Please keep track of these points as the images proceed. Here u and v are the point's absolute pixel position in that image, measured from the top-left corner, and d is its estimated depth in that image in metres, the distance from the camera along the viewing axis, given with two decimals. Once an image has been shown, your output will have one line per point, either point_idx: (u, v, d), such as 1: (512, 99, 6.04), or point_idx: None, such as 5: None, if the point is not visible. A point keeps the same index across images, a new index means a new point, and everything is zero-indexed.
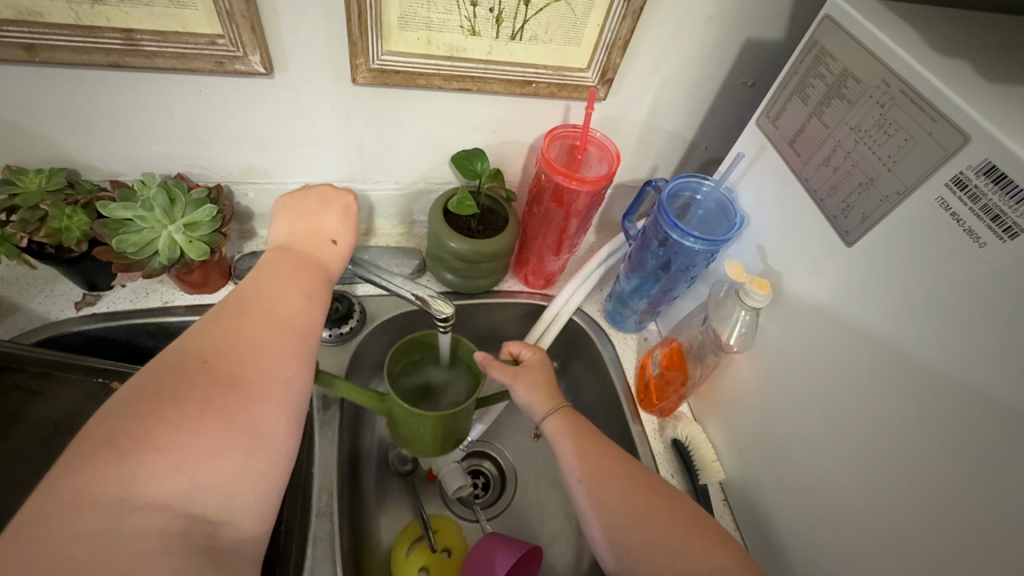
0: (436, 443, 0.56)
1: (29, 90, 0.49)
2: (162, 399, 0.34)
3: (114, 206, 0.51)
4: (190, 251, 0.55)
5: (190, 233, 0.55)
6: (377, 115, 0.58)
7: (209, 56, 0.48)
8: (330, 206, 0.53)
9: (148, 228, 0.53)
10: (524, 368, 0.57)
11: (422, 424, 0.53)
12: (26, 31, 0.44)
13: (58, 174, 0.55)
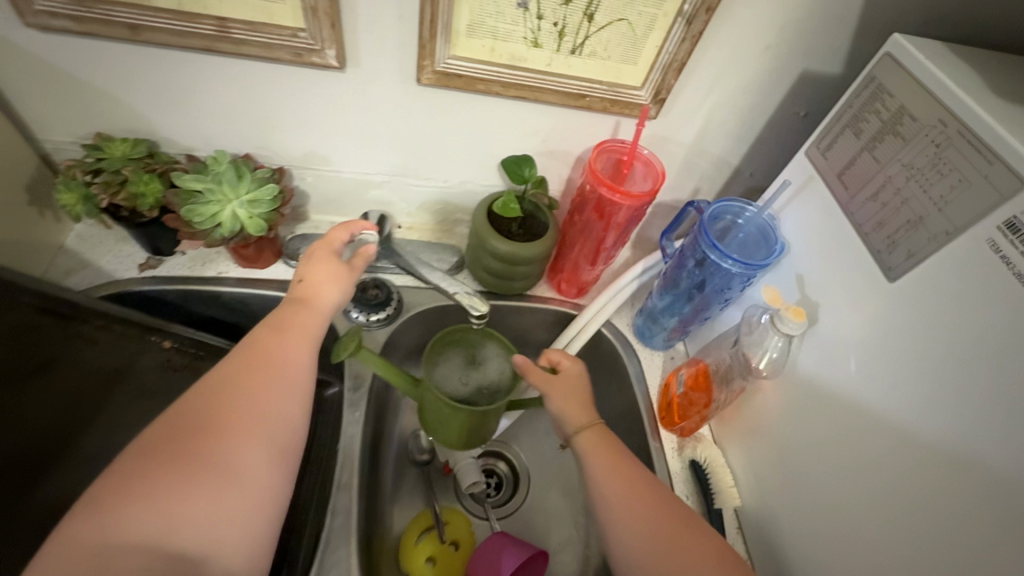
0: (463, 437, 0.57)
1: (129, 65, 0.54)
2: (151, 452, 0.40)
3: (188, 177, 0.55)
4: (249, 228, 0.59)
5: (251, 210, 0.59)
6: (434, 116, 0.61)
7: (291, 48, 0.51)
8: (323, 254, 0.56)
9: (216, 201, 0.57)
10: (559, 378, 0.57)
11: (454, 417, 0.54)
12: (135, 12, 0.49)
13: (141, 144, 0.59)
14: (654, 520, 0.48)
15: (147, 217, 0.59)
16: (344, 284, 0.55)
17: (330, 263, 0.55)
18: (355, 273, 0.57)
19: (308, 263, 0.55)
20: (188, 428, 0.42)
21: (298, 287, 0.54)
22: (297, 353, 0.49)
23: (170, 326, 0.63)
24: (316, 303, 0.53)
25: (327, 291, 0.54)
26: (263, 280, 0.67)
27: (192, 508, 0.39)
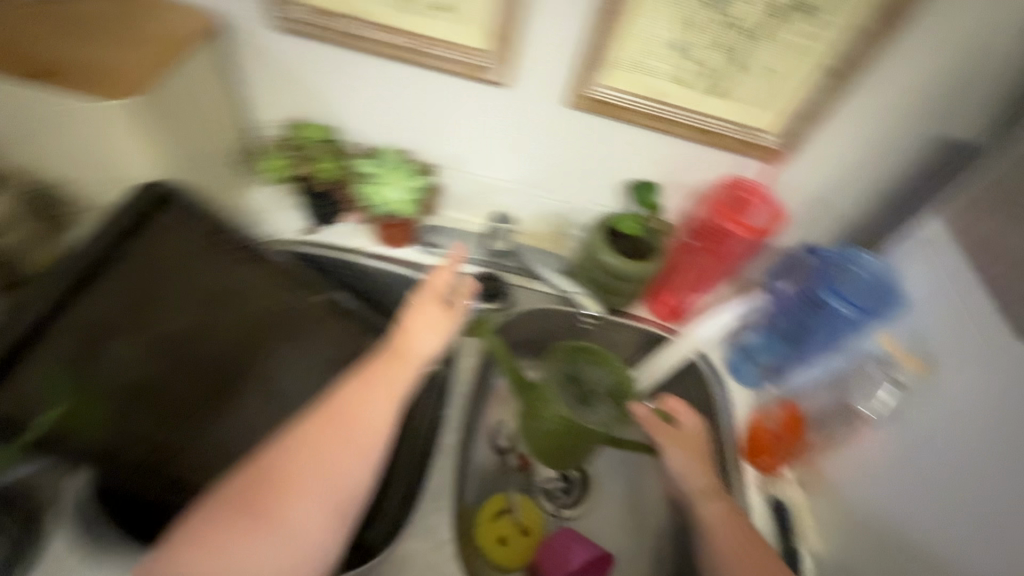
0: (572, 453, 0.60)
1: (330, 65, 0.64)
2: (222, 505, 0.43)
3: (365, 161, 0.66)
4: (398, 210, 0.67)
5: (407, 194, 0.67)
6: (572, 135, 0.67)
7: (469, 64, 0.60)
8: (426, 302, 0.54)
9: (382, 182, 0.66)
10: (678, 433, 0.59)
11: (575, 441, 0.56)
12: (351, 24, 0.58)
13: (325, 130, 0.69)
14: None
15: (315, 190, 0.69)
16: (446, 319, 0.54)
17: (430, 306, 0.54)
18: (454, 322, 0.55)
19: (410, 310, 0.54)
20: (257, 475, 0.44)
21: (394, 336, 0.52)
22: (382, 413, 0.48)
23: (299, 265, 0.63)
24: (409, 354, 0.52)
25: (423, 340, 0.52)
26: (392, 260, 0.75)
27: (244, 562, 0.41)
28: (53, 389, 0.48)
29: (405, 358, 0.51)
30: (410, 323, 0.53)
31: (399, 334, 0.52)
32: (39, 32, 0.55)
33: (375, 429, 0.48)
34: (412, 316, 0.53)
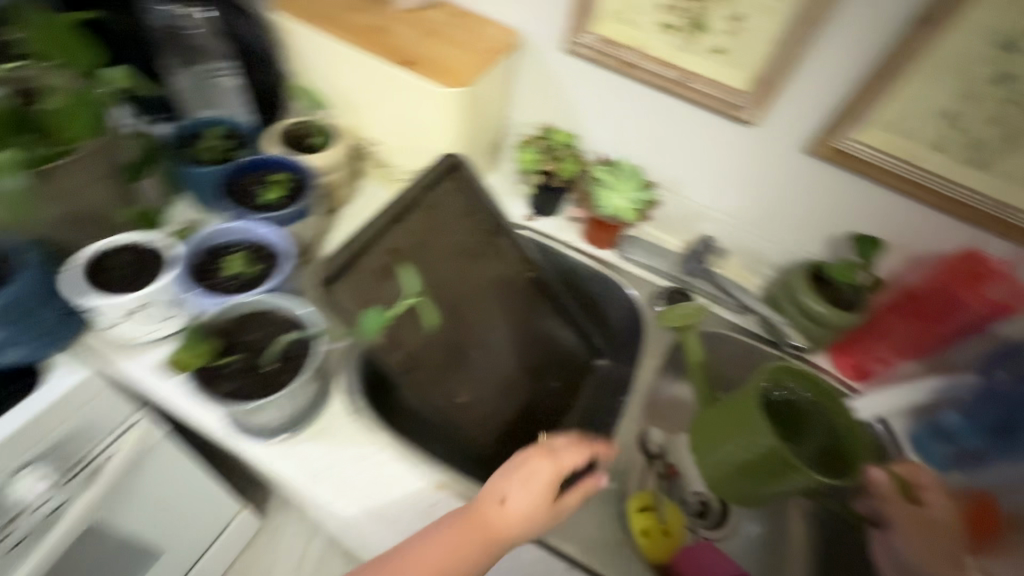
0: (759, 481, 0.61)
1: (594, 85, 0.75)
2: None
3: (603, 168, 0.76)
4: (621, 215, 0.75)
5: (633, 203, 0.75)
6: (799, 180, 0.71)
7: (726, 102, 0.67)
8: (527, 486, 0.51)
9: (614, 189, 0.75)
10: (924, 512, 0.62)
11: (768, 463, 0.58)
12: (632, 54, 0.68)
13: (570, 134, 0.79)
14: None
15: (547, 181, 0.79)
16: (542, 521, 0.51)
17: (529, 499, 0.50)
18: (559, 508, 0.52)
19: (517, 479, 0.51)
20: None
21: (489, 507, 0.50)
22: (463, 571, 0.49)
23: (529, 264, 0.76)
24: (499, 530, 0.50)
25: (517, 526, 0.50)
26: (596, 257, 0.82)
27: None
28: (381, 288, 0.60)
29: (509, 507, 0.50)
30: (531, 470, 0.52)
31: (517, 472, 0.52)
32: (393, 26, 0.70)
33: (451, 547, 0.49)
34: (512, 500, 0.51)
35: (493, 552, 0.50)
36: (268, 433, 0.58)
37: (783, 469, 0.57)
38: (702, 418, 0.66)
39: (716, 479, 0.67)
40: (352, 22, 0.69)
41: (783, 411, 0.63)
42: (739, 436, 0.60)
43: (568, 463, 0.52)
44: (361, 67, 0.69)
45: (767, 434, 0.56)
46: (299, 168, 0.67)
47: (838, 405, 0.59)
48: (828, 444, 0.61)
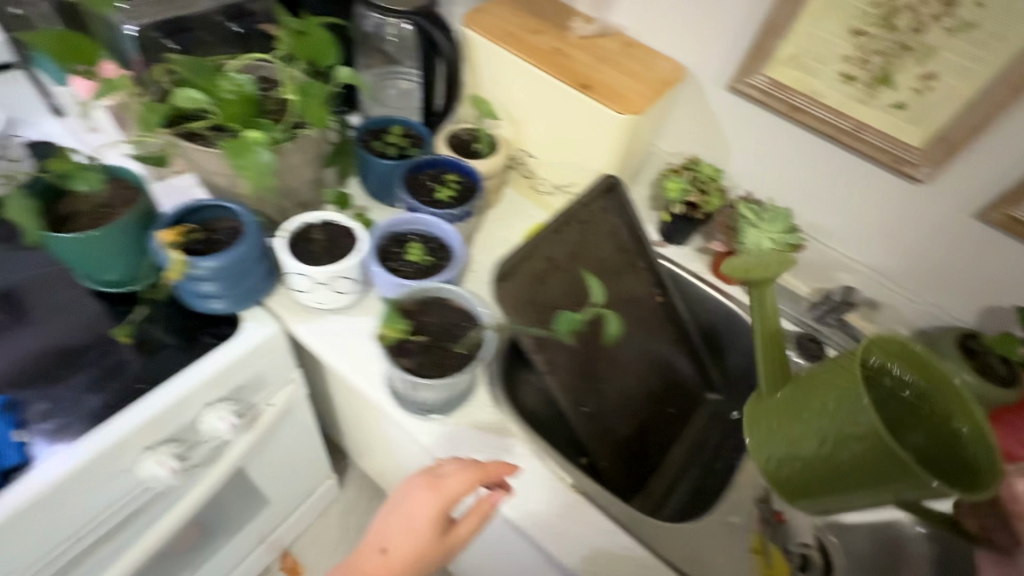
0: (833, 487, 0.43)
1: (752, 124, 0.77)
2: None
3: (749, 208, 0.76)
4: (768, 256, 0.76)
5: (778, 245, 0.75)
6: (960, 243, 0.70)
7: (895, 157, 0.66)
8: (408, 524, 0.52)
9: (760, 230, 0.75)
10: None
11: (869, 458, 0.39)
12: (802, 100, 0.69)
13: (715, 170, 0.80)
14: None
15: (684, 213, 0.80)
16: (433, 553, 0.52)
17: (410, 541, 0.51)
18: (448, 538, 0.53)
19: (396, 525, 0.52)
20: None
21: (375, 556, 0.52)
22: None
23: (666, 287, 0.79)
24: (387, 571, 0.51)
25: (405, 573, 0.51)
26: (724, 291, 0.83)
27: None
28: (535, 295, 0.65)
29: (390, 553, 0.52)
30: (411, 511, 0.52)
31: (399, 511, 0.53)
32: (569, 49, 0.75)
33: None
34: (394, 544, 0.52)
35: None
36: (423, 412, 0.61)
37: (894, 478, 0.38)
38: (761, 405, 0.50)
39: (776, 482, 0.47)
40: (534, 44, 0.74)
41: (890, 411, 0.43)
42: (828, 415, 0.41)
43: (452, 492, 0.52)
44: (537, 86, 0.74)
45: (867, 413, 0.38)
46: (467, 170, 0.73)
47: (973, 413, 0.39)
48: (947, 458, 0.41)
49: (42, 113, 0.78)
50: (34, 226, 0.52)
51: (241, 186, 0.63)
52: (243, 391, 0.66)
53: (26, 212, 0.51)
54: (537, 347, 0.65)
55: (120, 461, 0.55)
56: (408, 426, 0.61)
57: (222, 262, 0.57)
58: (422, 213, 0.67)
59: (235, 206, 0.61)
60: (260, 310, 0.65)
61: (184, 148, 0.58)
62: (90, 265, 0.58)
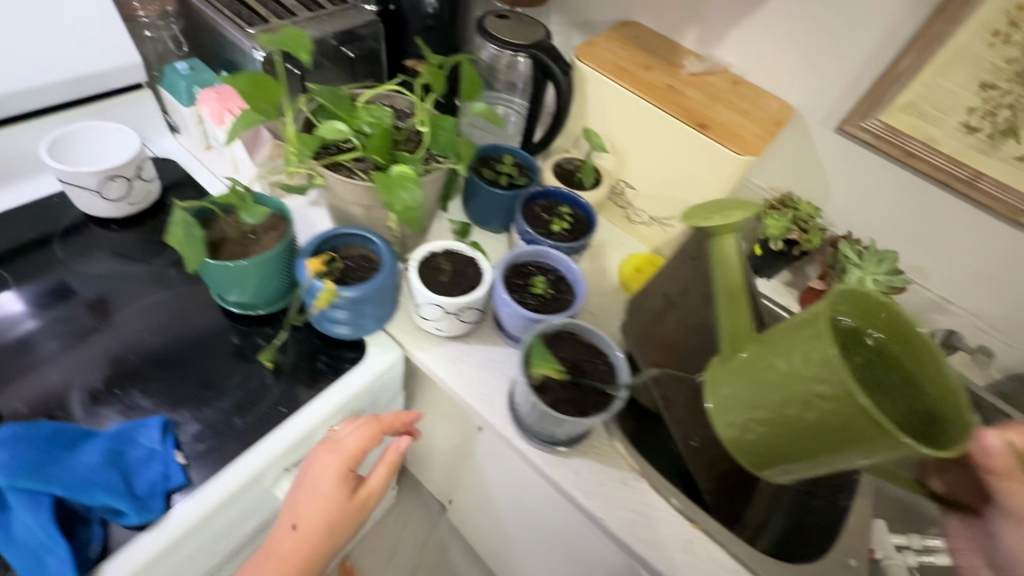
0: (809, 452, 0.41)
1: (858, 165, 0.77)
2: None
3: (852, 248, 0.77)
4: (870, 297, 0.76)
5: (881, 286, 0.75)
6: None
7: (1015, 207, 0.67)
8: (316, 490, 0.54)
9: (863, 270, 0.76)
10: None
11: (843, 425, 0.37)
12: (918, 146, 0.70)
13: (815, 209, 0.81)
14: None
15: (782, 249, 0.81)
16: (344, 516, 0.54)
17: (313, 508, 0.53)
18: (356, 499, 0.56)
19: (300, 502, 0.54)
20: None
21: (283, 535, 0.52)
22: None
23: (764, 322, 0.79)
24: (296, 552, 0.52)
25: (315, 543, 0.52)
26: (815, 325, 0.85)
27: None
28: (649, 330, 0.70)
29: (302, 527, 0.52)
30: (319, 482, 0.54)
31: (306, 487, 0.55)
32: (681, 86, 0.76)
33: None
34: (304, 521, 0.53)
35: (303, 563, 0.52)
36: (547, 444, 0.62)
37: (870, 442, 0.37)
38: (722, 365, 0.47)
39: (759, 456, 0.45)
40: (646, 80, 0.76)
41: (854, 363, 0.40)
42: (788, 372, 0.40)
43: (350, 450, 0.56)
44: (648, 122, 0.75)
45: (839, 371, 0.36)
46: (580, 204, 0.74)
47: (915, 352, 0.40)
48: (916, 413, 0.40)
49: (160, 130, 0.79)
50: (198, 253, 0.54)
51: (375, 216, 0.65)
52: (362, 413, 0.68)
53: (188, 239, 0.53)
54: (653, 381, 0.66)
55: (264, 482, 0.56)
56: (534, 458, 0.62)
57: (363, 294, 0.58)
58: (543, 245, 0.69)
59: (378, 239, 0.63)
60: (383, 336, 0.67)
61: (329, 178, 0.61)
62: (239, 289, 0.60)
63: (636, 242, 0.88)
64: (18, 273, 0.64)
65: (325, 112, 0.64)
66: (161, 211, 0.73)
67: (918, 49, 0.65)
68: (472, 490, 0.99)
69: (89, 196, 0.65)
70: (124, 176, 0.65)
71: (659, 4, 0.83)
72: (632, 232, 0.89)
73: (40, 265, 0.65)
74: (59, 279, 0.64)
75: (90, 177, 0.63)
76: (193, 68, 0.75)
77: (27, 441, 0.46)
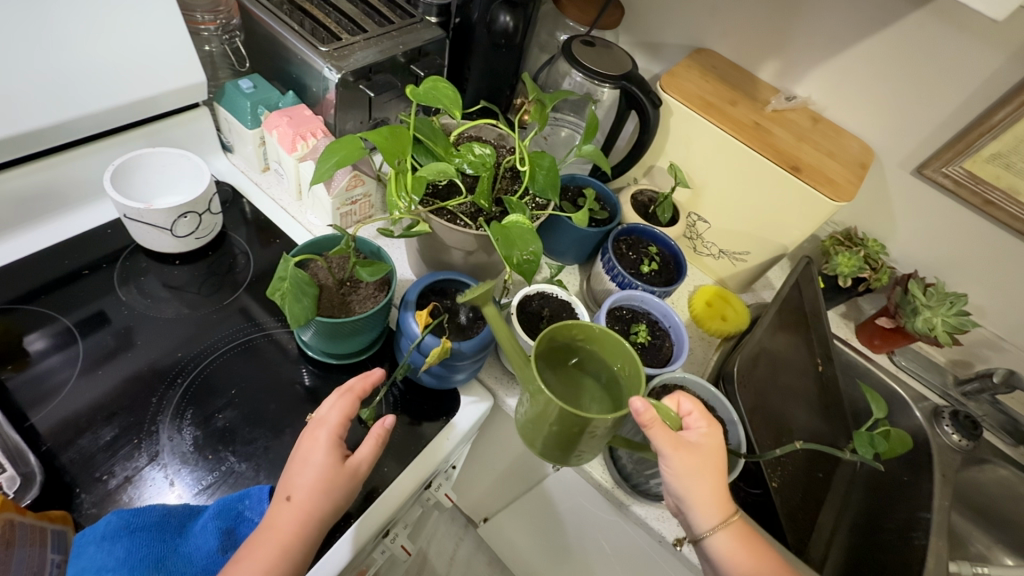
0: (573, 444, 0.43)
1: (933, 208, 0.78)
2: None
3: (920, 290, 0.77)
4: (937, 336, 0.75)
5: (949, 330, 0.74)
6: None
7: None
8: (305, 459, 0.46)
9: (932, 312, 0.75)
10: None
11: (562, 423, 0.41)
12: (1000, 196, 0.71)
13: (882, 247, 0.81)
14: (747, 557, 0.45)
15: (850, 285, 0.82)
16: (341, 489, 0.46)
17: (309, 475, 0.45)
18: (354, 473, 0.47)
19: (294, 469, 0.46)
20: None
21: (275, 510, 0.44)
22: None
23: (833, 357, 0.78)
24: (289, 530, 0.43)
25: (313, 517, 0.44)
26: (873, 360, 0.86)
27: None
28: (746, 379, 0.68)
29: (298, 497, 0.44)
30: (309, 457, 0.46)
31: (296, 461, 0.47)
32: (765, 123, 0.74)
33: (260, 560, 0.42)
34: (297, 492, 0.44)
35: (300, 542, 0.44)
36: (648, 495, 0.62)
37: (584, 428, 0.41)
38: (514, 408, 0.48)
39: (542, 448, 0.46)
40: (733, 116, 0.74)
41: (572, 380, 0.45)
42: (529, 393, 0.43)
43: (339, 419, 0.48)
44: (733, 159, 0.73)
45: (540, 384, 0.41)
46: (664, 241, 0.73)
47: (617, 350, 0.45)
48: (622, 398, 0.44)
49: (213, 150, 0.72)
50: (307, 311, 0.50)
51: (471, 259, 0.62)
52: (450, 464, 0.65)
53: (298, 297, 0.49)
54: (753, 432, 0.64)
55: (362, 555, 0.55)
56: (639, 512, 0.62)
57: (485, 341, 0.56)
58: (636, 288, 0.67)
59: (467, 280, 0.60)
60: (474, 384, 0.64)
61: (433, 224, 0.57)
62: (335, 342, 0.56)
63: (701, 273, 0.87)
64: (81, 316, 0.58)
65: (421, 147, 0.58)
66: (222, 243, 0.67)
67: (1019, 102, 0.65)
68: (519, 516, 0.96)
69: (155, 233, 0.60)
70: (195, 212, 0.60)
71: (740, 32, 0.80)
72: (696, 263, 0.87)
73: (102, 307, 0.59)
74: (121, 324, 0.58)
75: (164, 215, 0.58)
76: (257, 87, 0.70)
77: (143, 530, 0.43)
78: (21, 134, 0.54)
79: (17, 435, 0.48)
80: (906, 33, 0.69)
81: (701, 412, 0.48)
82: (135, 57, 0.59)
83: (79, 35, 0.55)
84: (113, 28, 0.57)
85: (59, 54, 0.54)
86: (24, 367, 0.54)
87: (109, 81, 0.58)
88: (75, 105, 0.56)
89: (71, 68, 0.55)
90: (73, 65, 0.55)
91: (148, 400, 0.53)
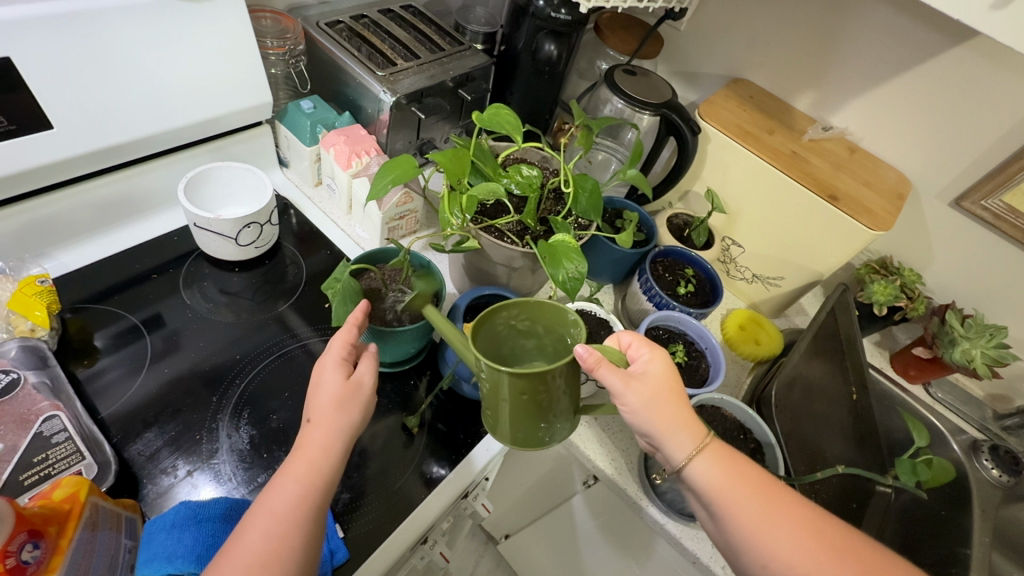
0: (535, 416, 0.41)
1: (971, 240, 0.78)
2: None
3: (958, 321, 0.76)
4: (975, 368, 0.74)
5: (989, 362, 0.73)
6: None
7: None
8: (317, 384, 0.46)
9: (971, 344, 0.74)
10: None
11: (516, 396, 0.39)
12: None
13: (917, 277, 0.81)
14: (727, 470, 0.43)
15: (885, 314, 0.82)
16: (357, 400, 0.45)
17: (326, 394, 0.45)
18: (364, 389, 0.46)
19: (309, 400, 0.46)
20: None
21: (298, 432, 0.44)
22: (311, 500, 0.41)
23: (867, 385, 0.77)
24: (316, 446, 0.43)
25: (334, 432, 0.44)
26: (908, 390, 0.85)
27: None
28: (780, 403, 0.68)
29: (317, 417, 0.44)
30: (321, 381, 0.46)
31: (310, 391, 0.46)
32: (802, 151, 0.76)
33: (300, 475, 0.41)
34: (316, 412, 0.44)
35: (332, 453, 0.43)
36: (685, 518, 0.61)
37: (535, 394, 0.39)
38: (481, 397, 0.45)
39: (516, 436, 0.44)
40: (770, 145, 0.75)
41: None
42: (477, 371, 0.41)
43: (341, 345, 0.47)
44: (769, 186, 0.75)
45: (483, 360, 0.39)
46: (698, 262, 0.75)
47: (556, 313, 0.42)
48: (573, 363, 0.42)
49: (271, 165, 0.77)
50: None
51: (514, 275, 0.65)
52: (485, 476, 0.66)
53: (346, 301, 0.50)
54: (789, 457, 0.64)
55: (401, 558, 0.56)
56: (673, 531, 0.62)
57: None
58: (673, 308, 0.69)
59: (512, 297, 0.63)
60: None
61: (481, 240, 0.60)
62: (384, 350, 0.59)
63: (733, 297, 0.88)
64: (144, 318, 0.62)
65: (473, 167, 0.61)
66: (276, 253, 0.71)
67: None
68: (542, 535, 0.96)
69: (220, 241, 0.64)
70: (258, 223, 0.64)
71: (777, 65, 0.83)
72: (729, 287, 0.89)
73: (166, 309, 0.63)
74: (181, 326, 0.62)
75: (230, 225, 0.62)
76: (316, 107, 0.74)
77: (210, 522, 0.45)
78: (104, 147, 0.58)
79: (89, 426, 0.51)
80: (945, 69, 0.70)
81: (641, 340, 0.46)
82: (164, 97, 0.60)
83: (153, 64, 0.58)
84: (199, 54, 0.61)
85: (118, 86, 0.56)
86: (90, 364, 0.57)
87: (134, 118, 0.59)
88: (132, 130, 0.59)
89: (83, 108, 0.55)
90: (159, 86, 0.59)
91: (206, 398, 0.56)
